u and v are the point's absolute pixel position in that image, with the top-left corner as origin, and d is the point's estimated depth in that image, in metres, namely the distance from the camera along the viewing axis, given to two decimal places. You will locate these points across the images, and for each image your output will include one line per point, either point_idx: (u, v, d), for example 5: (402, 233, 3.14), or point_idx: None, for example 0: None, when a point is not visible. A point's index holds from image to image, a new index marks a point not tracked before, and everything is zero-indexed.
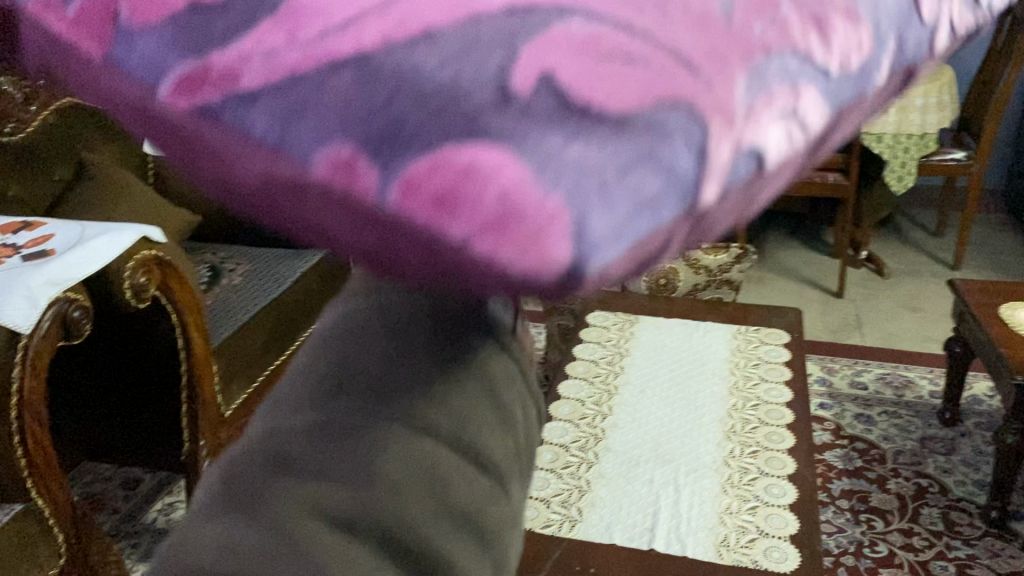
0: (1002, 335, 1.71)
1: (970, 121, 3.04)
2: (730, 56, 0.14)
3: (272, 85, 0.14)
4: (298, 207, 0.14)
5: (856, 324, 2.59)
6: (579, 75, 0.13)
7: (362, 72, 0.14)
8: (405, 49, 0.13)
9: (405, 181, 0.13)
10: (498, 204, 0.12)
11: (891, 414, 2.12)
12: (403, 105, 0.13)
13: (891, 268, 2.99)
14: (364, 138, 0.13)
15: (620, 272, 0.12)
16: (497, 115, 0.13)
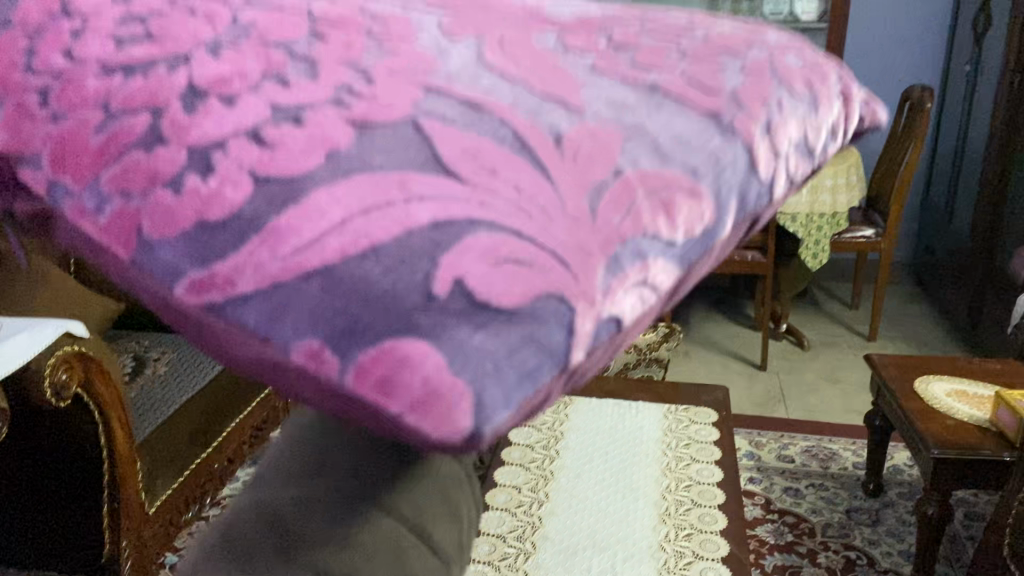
0: (918, 409, 1.78)
1: (877, 199, 3.21)
2: (584, 260, 0.19)
3: (277, 294, 0.18)
4: (287, 377, 0.19)
5: (780, 397, 2.66)
6: (482, 287, 0.18)
7: (337, 285, 0.18)
8: (363, 259, 0.18)
9: (361, 368, 0.17)
10: (422, 389, 0.17)
11: (818, 486, 2.17)
12: (364, 310, 0.18)
13: (811, 340, 3.09)
14: (334, 338, 0.18)
15: (512, 424, 0.17)
16: (428, 315, 0.17)
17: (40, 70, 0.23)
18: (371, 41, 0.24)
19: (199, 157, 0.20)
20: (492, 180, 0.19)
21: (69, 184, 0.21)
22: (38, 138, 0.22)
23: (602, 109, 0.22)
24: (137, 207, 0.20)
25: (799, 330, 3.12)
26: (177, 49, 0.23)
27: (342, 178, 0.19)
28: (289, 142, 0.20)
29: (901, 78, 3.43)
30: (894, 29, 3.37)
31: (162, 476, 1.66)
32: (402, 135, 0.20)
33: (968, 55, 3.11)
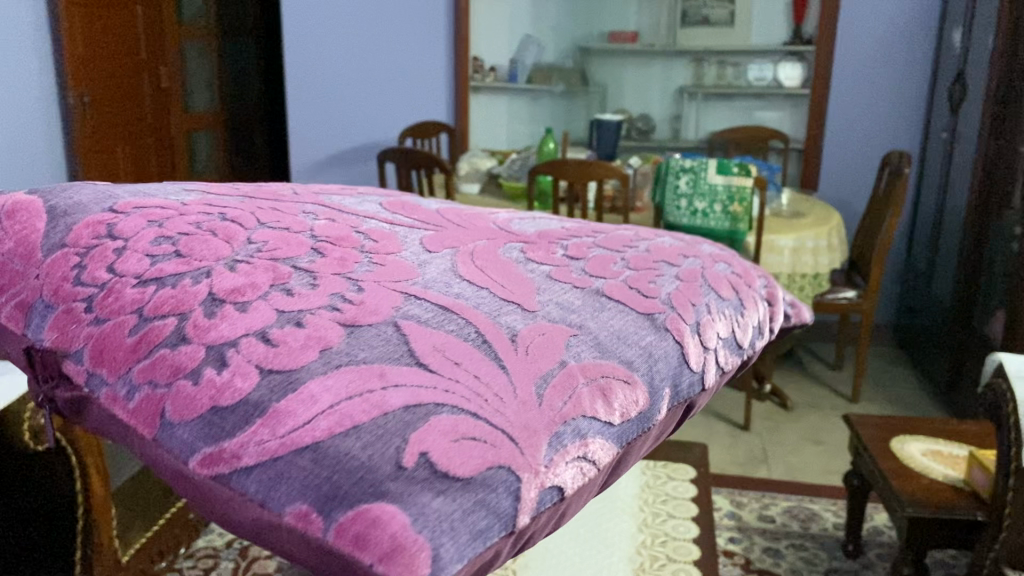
0: (892, 467, 1.79)
1: (859, 262, 3.25)
2: (525, 439, 0.33)
3: (281, 467, 0.30)
4: (286, 540, 0.30)
5: (763, 457, 2.66)
6: (442, 457, 0.30)
7: (324, 459, 0.30)
8: (344, 438, 0.30)
9: (342, 525, 0.29)
10: (392, 540, 0.28)
11: (798, 546, 2.17)
12: (351, 485, 0.29)
13: (795, 401, 3.10)
14: (320, 503, 0.29)
15: (460, 571, 0.29)
16: (396, 482, 0.29)
17: (89, 282, 0.40)
18: (363, 256, 0.43)
19: (213, 356, 0.34)
20: (452, 367, 0.34)
21: (109, 375, 0.36)
22: (83, 335, 0.38)
23: (557, 319, 0.40)
24: (162, 393, 0.34)
25: (783, 391, 3.13)
26: (200, 264, 0.39)
27: (332, 369, 0.33)
28: (292, 338, 0.34)
29: (883, 143, 3.50)
30: (874, 96, 3.45)
31: (135, 525, 1.67)
32: (381, 345, 0.34)
33: (945, 123, 3.19)
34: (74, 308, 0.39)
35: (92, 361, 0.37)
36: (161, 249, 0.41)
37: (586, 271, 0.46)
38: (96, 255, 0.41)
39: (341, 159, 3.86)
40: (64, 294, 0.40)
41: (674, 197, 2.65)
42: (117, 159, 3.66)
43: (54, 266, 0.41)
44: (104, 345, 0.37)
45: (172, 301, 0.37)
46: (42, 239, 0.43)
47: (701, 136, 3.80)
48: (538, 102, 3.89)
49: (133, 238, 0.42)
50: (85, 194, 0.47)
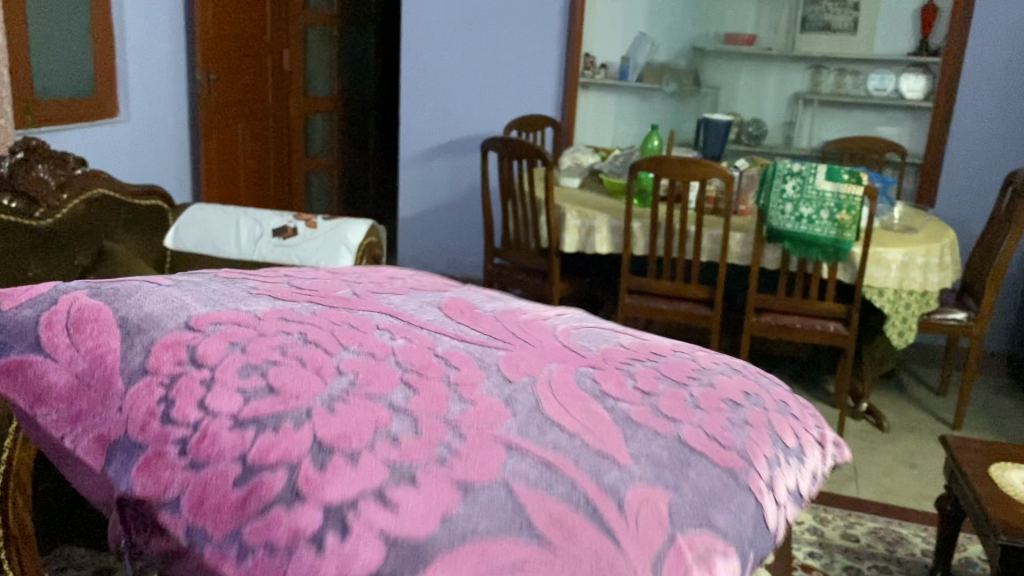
0: (990, 494, 1.70)
1: (972, 284, 3.09)
2: None
3: None
4: None
5: (852, 476, 2.57)
6: None
7: None
8: None
9: None
10: None
11: (881, 569, 2.09)
12: None
13: (892, 423, 2.98)
14: None
15: None
16: None
17: (180, 420, 0.47)
18: (450, 388, 0.50)
19: (326, 512, 0.42)
20: (570, 544, 0.41)
21: (211, 531, 0.44)
22: (181, 479, 0.46)
23: (646, 487, 0.46)
24: (279, 559, 0.41)
25: (880, 412, 3.02)
26: (296, 402, 0.47)
27: (461, 541, 0.41)
28: (417, 499, 0.42)
29: (1007, 165, 3.33)
30: (1003, 114, 3.27)
31: None
32: (498, 515, 0.42)
33: None
34: (165, 454, 0.47)
35: (193, 507, 0.45)
36: (252, 381, 0.48)
37: (666, 413, 0.52)
38: (182, 391, 0.48)
39: (445, 149, 3.92)
40: (150, 437, 0.48)
41: (778, 201, 2.59)
42: (239, 136, 3.80)
43: (134, 401, 0.49)
44: (207, 486, 0.45)
45: (275, 446, 0.45)
46: (121, 366, 0.51)
47: (814, 145, 3.71)
48: (648, 101, 3.84)
49: (219, 366, 0.49)
50: (152, 304, 0.54)
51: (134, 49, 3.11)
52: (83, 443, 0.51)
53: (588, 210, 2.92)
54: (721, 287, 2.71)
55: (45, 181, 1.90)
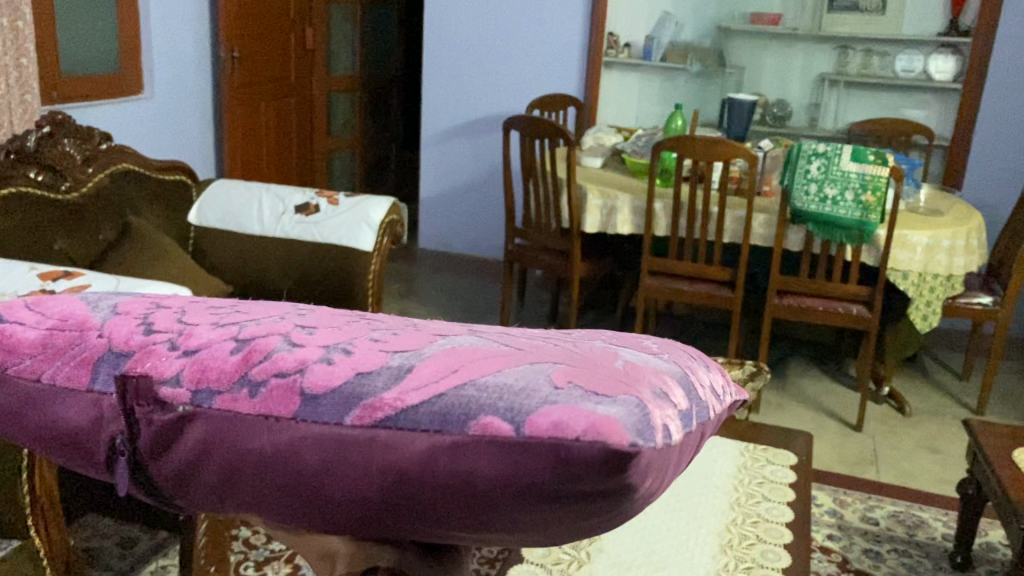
0: (1011, 479, 1.68)
1: (999, 268, 3.05)
2: (670, 376, 0.38)
3: (449, 397, 0.34)
4: (469, 458, 0.33)
5: (872, 459, 2.55)
6: (619, 384, 0.34)
7: (474, 388, 0.34)
8: (501, 374, 0.34)
9: (536, 420, 0.32)
10: (582, 420, 0.32)
11: (901, 552, 2.08)
12: (507, 403, 0.33)
13: (914, 407, 2.95)
14: (495, 418, 0.32)
15: (654, 440, 0.32)
16: (567, 396, 0.33)
17: (137, 318, 0.41)
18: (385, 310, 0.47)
19: (287, 341, 0.38)
20: (564, 346, 0.38)
21: (201, 379, 0.37)
22: (153, 352, 0.38)
23: (611, 337, 0.42)
24: (292, 379, 0.36)
25: (902, 395, 2.99)
26: (245, 302, 0.43)
27: (456, 343, 0.38)
28: (398, 339, 0.38)
29: None
30: None
31: None
32: (487, 341, 0.39)
33: None
34: (154, 349, 0.38)
35: (184, 368, 0.37)
36: (203, 300, 0.44)
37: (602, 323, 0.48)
38: (133, 305, 0.42)
39: (467, 129, 3.91)
40: (136, 342, 0.39)
41: (802, 182, 2.56)
42: (262, 114, 3.81)
43: (111, 323, 0.40)
44: (187, 345, 0.38)
45: (241, 312, 0.41)
46: (63, 304, 0.42)
47: (839, 127, 3.66)
48: (671, 81, 3.81)
49: (162, 299, 0.44)
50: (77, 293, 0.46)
51: (158, 25, 3.12)
52: (59, 374, 0.38)
53: (611, 190, 2.90)
54: (743, 269, 2.69)
55: (69, 155, 1.92)
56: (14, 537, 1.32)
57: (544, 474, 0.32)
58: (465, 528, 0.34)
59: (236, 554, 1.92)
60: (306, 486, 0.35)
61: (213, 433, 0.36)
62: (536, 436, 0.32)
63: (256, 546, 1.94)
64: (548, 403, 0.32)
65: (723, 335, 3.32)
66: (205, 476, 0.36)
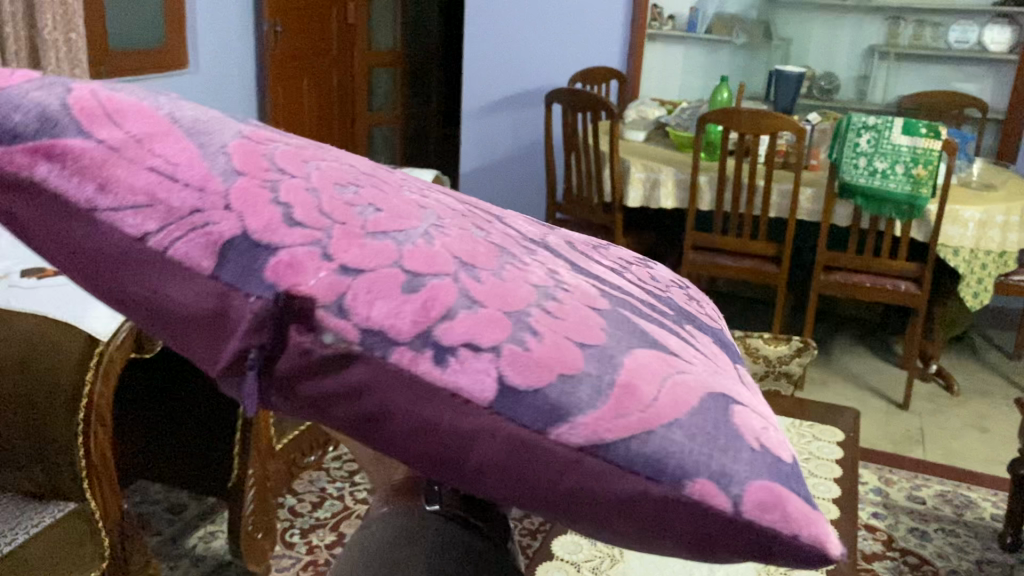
0: None
1: None
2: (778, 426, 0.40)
3: (664, 441, 0.33)
4: (674, 512, 0.33)
5: (919, 438, 2.51)
6: (787, 457, 0.36)
7: (690, 437, 0.33)
8: (692, 417, 0.34)
9: (762, 505, 0.33)
10: (795, 514, 0.33)
11: (948, 532, 2.05)
12: (723, 466, 0.33)
13: (962, 386, 2.90)
14: (721, 487, 0.33)
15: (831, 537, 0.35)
16: (768, 472, 0.34)
17: (275, 197, 0.34)
18: (484, 219, 0.45)
19: (465, 295, 0.34)
20: (698, 362, 0.39)
21: (374, 326, 0.32)
22: (304, 260, 0.32)
23: (700, 345, 0.44)
24: (495, 361, 0.32)
25: (950, 374, 2.94)
26: (375, 193, 0.38)
27: (631, 342, 0.36)
28: (567, 314, 0.36)
29: None
30: None
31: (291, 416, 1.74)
32: (634, 332, 0.37)
33: None
34: (305, 253, 0.32)
35: (348, 300, 0.32)
36: (330, 175, 0.38)
37: (653, 294, 0.50)
38: (245, 161, 0.35)
39: (508, 103, 3.87)
40: (273, 234, 0.33)
41: (852, 155, 2.51)
42: (304, 89, 3.82)
43: (243, 197, 0.34)
44: (359, 273, 0.33)
45: (393, 221, 0.36)
46: (167, 138, 0.35)
47: (889, 100, 3.59)
48: (716, 54, 3.75)
49: (280, 157, 0.37)
50: (155, 91, 0.38)
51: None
52: (182, 250, 0.32)
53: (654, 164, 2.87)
54: (789, 243, 2.65)
55: None
56: (69, 500, 1.35)
57: (736, 546, 0.34)
58: (610, 535, 0.35)
59: (282, 520, 1.96)
60: (449, 459, 0.34)
61: (371, 382, 0.32)
62: (753, 523, 0.33)
63: (302, 514, 1.98)
64: (753, 475, 0.33)
65: (766, 311, 3.28)
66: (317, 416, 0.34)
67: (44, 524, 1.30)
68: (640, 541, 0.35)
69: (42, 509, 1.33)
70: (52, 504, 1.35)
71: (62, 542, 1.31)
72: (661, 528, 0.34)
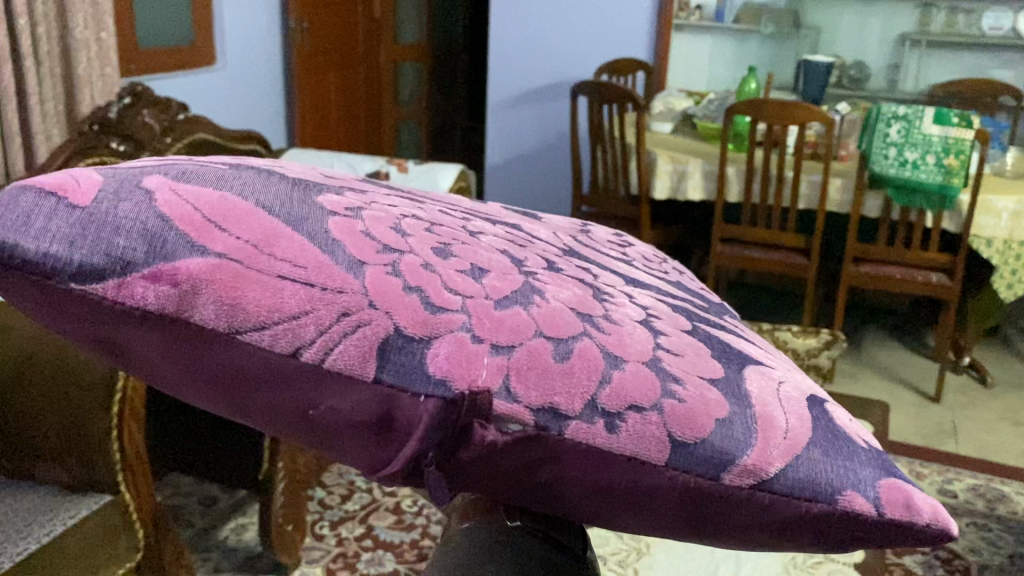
0: None
1: None
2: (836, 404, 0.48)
3: (809, 467, 0.40)
4: (827, 524, 0.40)
5: (952, 431, 2.48)
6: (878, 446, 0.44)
7: (823, 458, 0.40)
8: (815, 441, 0.41)
9: (897, 502, 0.41)
10: (920, 499, 0.42)
11: (980, 526, 2.02)
12: (856, 477, 0.40)
13: (996, 378, 2.87)
14: (864, 493, 0.40)
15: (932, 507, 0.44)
16: (886, 468, 0.42)
17: (422, 289, 0.37)
18: (555, 254, 0.49)
19: (607, 353, 0.39)
20: (771, 372, 0.45)
21: (562, 404, 0.37)
22: (483, 351, 0.36)
23: (757, 344, 0.50)
24: (655, 419, 0.38)
25: (984, 366, 2.91)
26: (487, 255, 0.42)
27: (739, 373, 0.42)
28: (681, 349, 0.42)
29: None
30: None
31: None
32: (720, 359, 0.43)
33: None
34: (464, 337, 0.36)
35: (518, 378, 0.36)
36: (441, 243, 0.41)
37: (691, 289, 0.56)
38: (366, 245, 0.38)
39: (535, 95, 3.86)
40: (438, 325, 0.36)
41: (882, 146, 2.46)
42: (330, 83, 3.84)
43: (376, 288, 0.36)
44: (528, 351, 0.37)
45: (513, 281, 0.41)
46: (304, 245, 0.37)
47: (920, 88, 3.55)
48: (744, 43, 3.71)
49: (393, 236, 0.40)
50: (252, 188, 0.39)
51: None
52: (342, 362, 0.36)
53: (681, 155, 2.85)
54: (819, 235, 2.63)
55: (149, 126, 1.95)
56: (104, 492, 1.38)
57: (878, 540, 0.41)
58: (760, 544, 0.42)
59: (311, 513, 1.98)
60: (623, 494, 0.39)
61: (554, 449, 0.38)
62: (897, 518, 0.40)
63: (330, 506, 2.00)
64: (881, 477, 0.41)
65: (795, 303, 3.26)
66: (504, 478, 0.39)
67: (80, 516, 1.32)
68: (781, 544, 0.42)
69: (77, 501, 1.35)
70: (86, 496, 1.37)
71: (100, 534, 1.34)
72: (800, 536, 0.41)
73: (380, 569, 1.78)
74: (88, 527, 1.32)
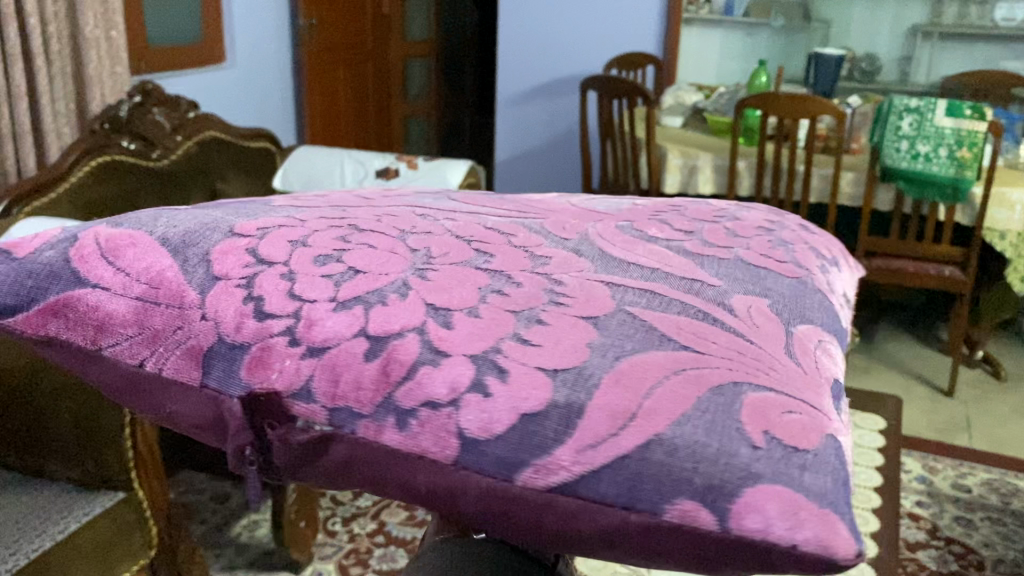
0: None
1: None
2: (814, 386, 0.41)
3: (633, 468, 0.36)
4: (663, 538, 0.37)
5: (965, 425, 2.47)
6: (794, 440, 0.37)
7: (659, 460, 0.36)
8: (661, 438, 0.37)
9: (747, 511, 0.35)
10: (793, 508, 0.34)
11: (995, 520, 2.01)
12: (697, 480, 0.36)
13: (1010, 372, 2.85)
14: (700, 497, 0.35)
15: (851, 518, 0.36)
16: (764, 469, 0.35)
17: (269, 306, 0.44)
18: (517, 245, 0.50)
19: (426, 348, 0.41)
20: (704, 341, 0.41)
21: (353, 405, 0.40)
22: (280, 357, 0.42)
23: (737, 302, 0.46)
24: (445, 417, 0.39)
25: (997, 360, 2.89)
26: (373, 266, 0.46)
27: (616, 361, 0.39)
28: (549, 338, 0.41)
29: None
30: None
31: None
32: (625, 340, 0.41)
33: None
34: (271, 343, 0.42)
35: (319, 383, 0.41)
36: (331, 263, 0.47)
37: (709, 244, 0.53)
38: (234, 270, 0.46)
39: (547, 90, 3.85)
40: (253, 336, 0.43)
41: (894, 139, 2.45)
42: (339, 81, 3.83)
43: (215, 302, 0.44)
44: (337, 363, 0.41)
45: (367, 290, 0.44)
46: (180, 276, 0.46)
47: (932, 80, 3.52)
48: (754, 36, 3.69)
49: (292, 259, 0.47)
50: (178, 226, 0.50)
51: None
52: (173, 365, 0.44)
53: (691, 150, 2.83)
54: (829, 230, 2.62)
55: (160, 124, 1.96)
56: (120, 489, 1.38)
57: (747, 560, 0.36)
58: (636, 558, 0.39)
59: (324, 509, 1.98)
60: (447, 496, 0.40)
61: (352, 452, 0.41)
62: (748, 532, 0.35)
63: (343, 502, 2.01)
64: (750, 480, 0.35)
65: None
66: (361, 480, 0.42)
67: (95, 513, 1.32)
68: (651, 561, 0.39)
69: (93, 497, 1.35)
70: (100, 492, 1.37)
71: (116, 531, 1.35)
72: (664, 552, 0.38)
73: (393, 564, 1.79)
74: (103, 523, 1.33)
